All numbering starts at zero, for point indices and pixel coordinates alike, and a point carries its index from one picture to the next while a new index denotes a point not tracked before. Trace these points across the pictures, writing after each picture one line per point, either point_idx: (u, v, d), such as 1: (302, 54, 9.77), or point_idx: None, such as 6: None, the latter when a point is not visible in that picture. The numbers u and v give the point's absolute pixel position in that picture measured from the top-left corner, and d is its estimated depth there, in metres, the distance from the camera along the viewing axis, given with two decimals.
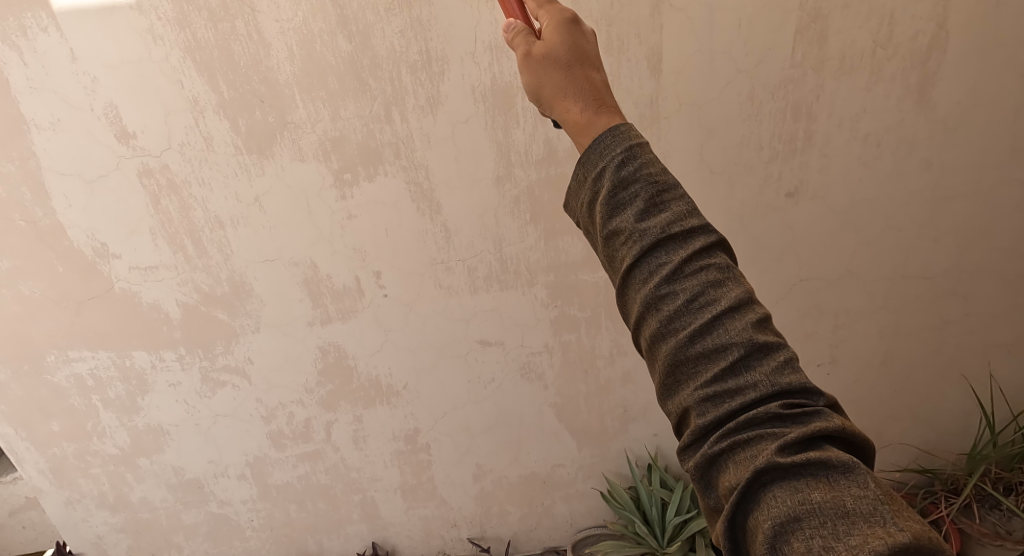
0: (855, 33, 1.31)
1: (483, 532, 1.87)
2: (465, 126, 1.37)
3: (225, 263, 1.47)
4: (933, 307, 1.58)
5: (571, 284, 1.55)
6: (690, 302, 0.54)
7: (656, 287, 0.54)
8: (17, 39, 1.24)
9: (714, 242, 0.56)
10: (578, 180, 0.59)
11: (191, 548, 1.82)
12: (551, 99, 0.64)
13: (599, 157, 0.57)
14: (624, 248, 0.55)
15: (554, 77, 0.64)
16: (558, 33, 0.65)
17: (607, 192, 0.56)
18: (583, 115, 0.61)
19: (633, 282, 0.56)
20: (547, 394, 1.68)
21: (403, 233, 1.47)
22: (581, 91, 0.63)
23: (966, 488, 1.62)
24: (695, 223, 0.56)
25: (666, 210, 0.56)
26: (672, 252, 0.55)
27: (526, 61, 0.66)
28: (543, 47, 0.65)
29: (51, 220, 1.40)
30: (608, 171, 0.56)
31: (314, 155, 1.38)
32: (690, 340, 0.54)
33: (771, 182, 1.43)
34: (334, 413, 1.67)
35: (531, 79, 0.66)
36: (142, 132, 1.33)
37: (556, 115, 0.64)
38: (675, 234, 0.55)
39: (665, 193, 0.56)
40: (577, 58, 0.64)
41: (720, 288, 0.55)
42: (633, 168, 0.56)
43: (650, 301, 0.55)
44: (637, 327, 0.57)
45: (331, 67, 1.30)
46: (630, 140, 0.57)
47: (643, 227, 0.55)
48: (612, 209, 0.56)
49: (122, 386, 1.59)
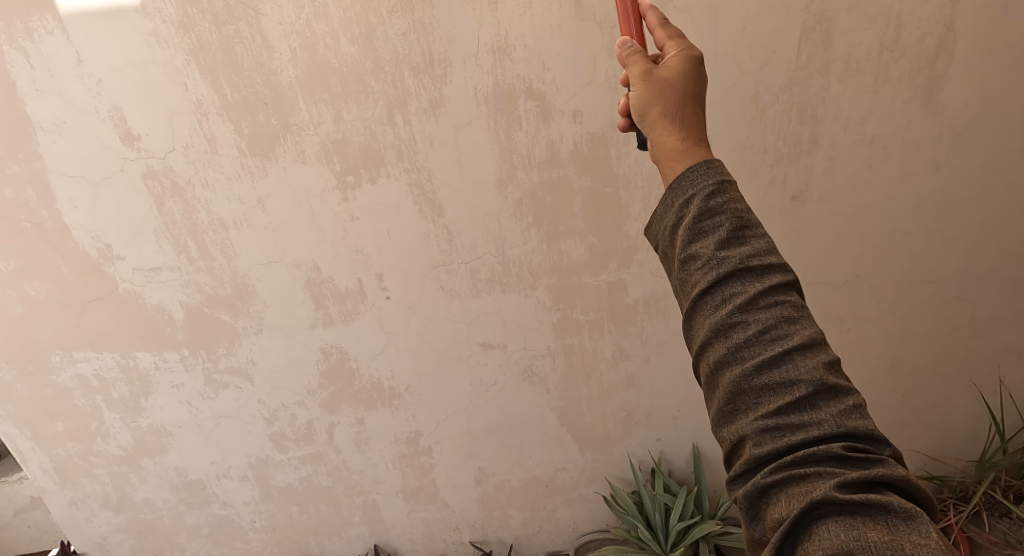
0: (862, 35, 1.30)
1: (485, 536, 1.86)
2: (468, 128, 1.37)
3: (228, 265, 1.47)
4: (940, 312, 1.57)
5: (573, 287, 1.55)
6: (762, 334, 0.53)
7: (729, 316, 0.53)
8: (23, 42, 1.25)
9: (791, 280, 0.55)
10: (663, 204, 0.58)
11: (193, 549, 1.82)
12: (655, 118, 0.62)
13: (689, 184, 0.56)
14: (700, 273, 0.54)
15: (667, 100, 0.62)
16: (686, 62, 0.63)
17: (692, 219, 0.55)
18: (682, 143, 0.60)
19: (703, 309, 0.55)
20: (550, 398, 1.67)
21: (405, 236, 1.47)
22: (688, 124, 0.61)
23: (976, 496, 1.60)
24: (774, 259, 0.55)
25: (747, 243, 0.55)
26: (747, 284, 0.54)
27: (643, 77, 0.64)
28: (665, 71, 0.63)
29: (56, 222, 1.41)
30: (696, 198, 0.55)
31: (317, 157, 1.38)
32: (759, 372, 0.53)
33: (776, 185, 1.42)
34: (336, 416, 1.67)
35: (642, 95, 0.63)
36: (146, 134, 1.34)
37: (652, 135, 0.62)
38: (754, 267, 0.54)
39: (748, 227, 0.55)
40: (698, 94, 0.62)
41: (793, 325, 0.54)
42: (722, 200, 0.55)
43: (721, 328, 0.54)
44: (701, 352, 0.56)
45: (333, 69, 1.30)
46: (722, 173, 0.55)
47: (722, 255, 0.54)
48: (693, 234, 0.55)
49: (126, 387, 1.59)
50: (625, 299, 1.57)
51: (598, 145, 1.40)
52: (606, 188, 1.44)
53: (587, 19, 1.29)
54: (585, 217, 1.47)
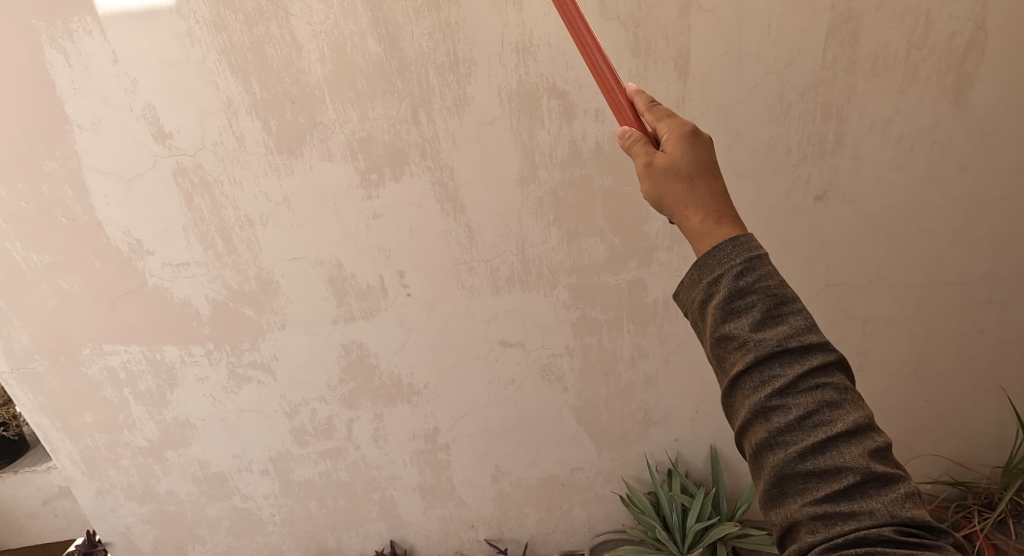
0: (890, 33, 1.30)
1: (500, 534, 1.87)
2: (490, 127, 1.39)
3: (254, 261, 1.51)
4: (967, 314, 1.56)
5: (593, 285, 1.56)
6: (803, 417, 0.59)
7: (769, 398, 0.60)
8: (63, 42, 1.29)
9: (832, 361, 0.61)
10: (691, 278, 0.63)
11: (214, 541, 1.86)
12: (672, 206, 0.69)
13: (717, 263, 0.62)
14: (738, 354, 0.61)
15: (674, 187, 0.69)
16: (680, 144, 0.70)
17: (722, 299, 0.60)
18: (703, 225, 0.66)
19: (742, 388, 0.61)
20: (567, 397, 1.69)
21: (427, 234, 1.49)
22: (703, 203, 0.67)
23: (1002, 503, 1.58)
24: (812, 341, 0.60)
25: (784, 322, 0.60)
26: (786, 366, 0.60)
27: (646, 168, 0.71)
28: (664, 157, 0.70)
29: (90, 217, 1.45)
30: (726, 278, 0.61)
31: (342, 155, 1.41)
32: (802, 456, 0.59)
33: (799, 185, 1.42)
34: (356, 412, 1.70)
35: (652, 187, 0.70)
36: (177, 132, 1.37)
37: (677, 222, 0.69)
38: (792, 349, 0.60)
39: (782, 307, 0.61)
40: (700, 168, 0.68)
41: (836, 410, 0.60)
42: (752, 279, 0.60)
43: (761, 409, 0.60)
44: (744, 431, 0.63)
45: (360, 69, 1.33)
46: (750, 251, 0.61)
47: (758, 337, 0.60)
48: (727, 315, 0.61)
49: (153, 380, 1.63)
50: (644, 299, 1.58)
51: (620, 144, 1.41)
52: (627, 187, 1.46)
53: (611, 18, 1.27)
54: (606, 216, 1.48)
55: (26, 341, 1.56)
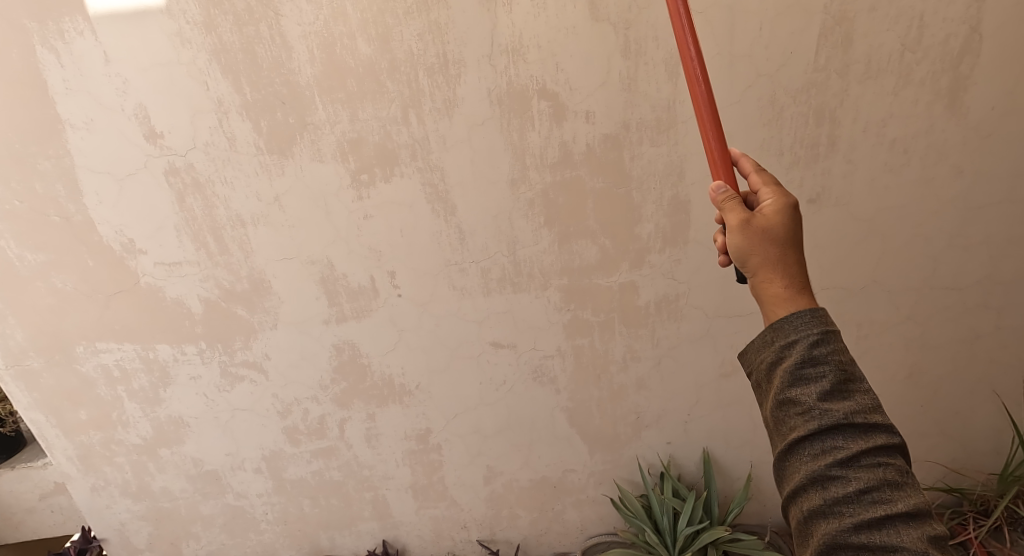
0: (883, 36, 1.28)
1: (492, 535, 1.88)
2: (481, 128, 1.39)
3: (246, 261, 1.51)
4: (963, 319, 1.54)
5: (585, 287, 1.55)
6: (861, 491, 0.66)
7: (829, 468, 0.66)
8: (55, 42, 1.30)
9: (893, 444, 0.68)
10: (764, 339, 0.72)
11: (208, 538, 1.87)
12: (757, 266, 0.76)
13: (793, 329, 0.69)
14: (801, 420, 0.67)
15: (766, 251, 0.75)
16: (780, 213, 0.76)
17: (794, 365, 0.68)
18: (785, 291, 0.73)
19: (801, 453, 0.68)
20: (559, 399, 1.68)
21: (418, 235, 1.49)
22: (788, 274, 0.74)
23: (998, 510, 1.56)
24: (877, 420, 0.67)
25: (851, 397, 0.68)
26: (849, 440, 0.67)
27: (743, 225, 0.76)
28: (762, 221, 0.76)
29: (83, 216, 1.45)
30: (800, 345, 0.68)
31: (332, 155, 1.41)
32: (857, 530, 0.65)
33: (792, 188, 1.40)
34: (348, 411, 1.70)
35: (744, 243, 0.76)
36: (169, 132, 1.38)
37: (757, 281, 0.76)
38: (857, 425, 0.67)
39: (850, 384, 0.68)
40: (792, 241, 0.75)
41: (894, 491, 0.66)
42: (825, 351, 0.68)
43: (820, 476, 0.66)
44: (797, 497, 0.69)
45: (350, 70, 1.33)
46: (827, 323, 0.68)
47: (824, 407, 0.67)
48: (796, 380, 0.68)
49: (146, 378, 1.64)
50: (637, 301, 1.57)
51: (611, 146, 1.40)
52: (618, 189, 1.45)
53: (601, 20, 1.30)
54: (597, 218, 1.47)
55: (21, 339, 1.57)
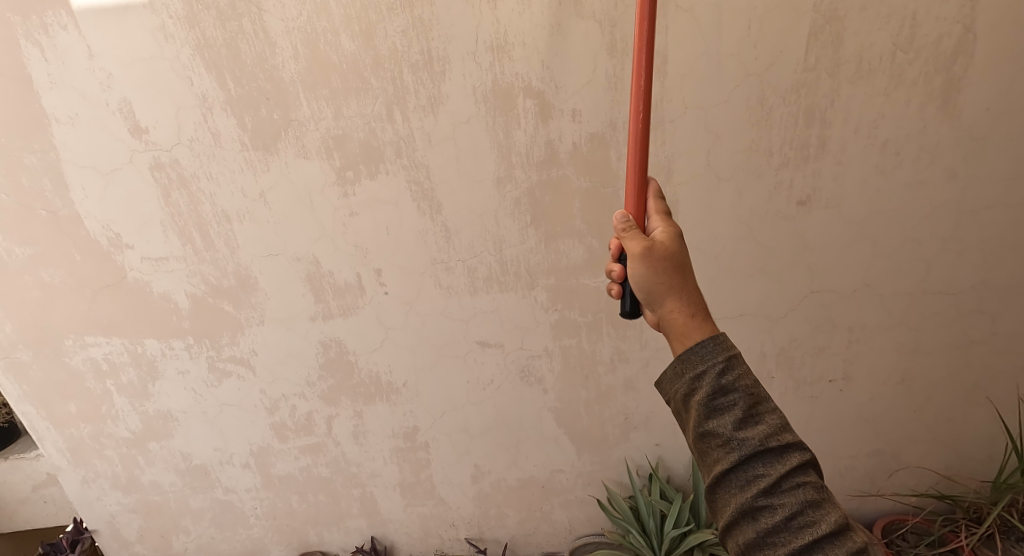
0: (874, 35, 1.26)
1: (481, 533, 1.88)
2: (466, 126, 1.37)
3: (231, 256, 1.51)
4: (956, 325, 1.51)
5: (572, 287, 1.54)
6: (787, 515, 0.79)
7: (756, 496, 0.80)
8: (39, 36, 1.30)
9: (806, 461, 0.82)
10: (677, 374, 0.85)
11: (197, 532, 1.88)
12: (663, 294, 0.92)
13: (702, 362, 0.84)
14: (723, 451, 0.81)
15: (668, 280, 0.92)
16: (674, 245, 0.95)
17: (709, 397, 0.82)
18: (689, 318, 0.89)
19: (731, 486, 0.81)
20: (546, 399, 1.68)
21: (404, 233, 1.48)
22: (689, 300, 0.91)
23: (989, 519, 1.52)
24: (788, 440, 0.82)
25: (762, 421, 0.82)
26: (767, 466, 0.81)
27: (648, 255, 0.94)
28: (661, 250, 0.94)
29: (70, 211, 1.45)
30: (711, 379, 0.83)
31: (317, 152, 1.40)
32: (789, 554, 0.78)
33: (782, 189, 1.38)
34: (335, 408, 1.70)
35: (651, 272, 0.93)
36: (154, 127, 1.37)
37: (665, 309, 0.92)
38: (772, 449, 0.81)
39: (759, 409, 0.83)
40: (685, 268, 0.94)
41: (815, 507, 0.80)
42: (732, 380, 0.83)
43: (750, 505, 0.80)
44: (733, 528, 0.82)
45: (333, 66, 1.32)
46: (728, 352, 0.84)
47: (741, 436, 0.81)
48: (712, 413, 0.82)
49: (134, 371, 1.64)
50: None
51: (598, 145, 1.39)
52: (606, 189, 1.43)
53: (587, 18, 1.28)
54: (584, 218, 1.46)
55: (10, 332, 1.58)
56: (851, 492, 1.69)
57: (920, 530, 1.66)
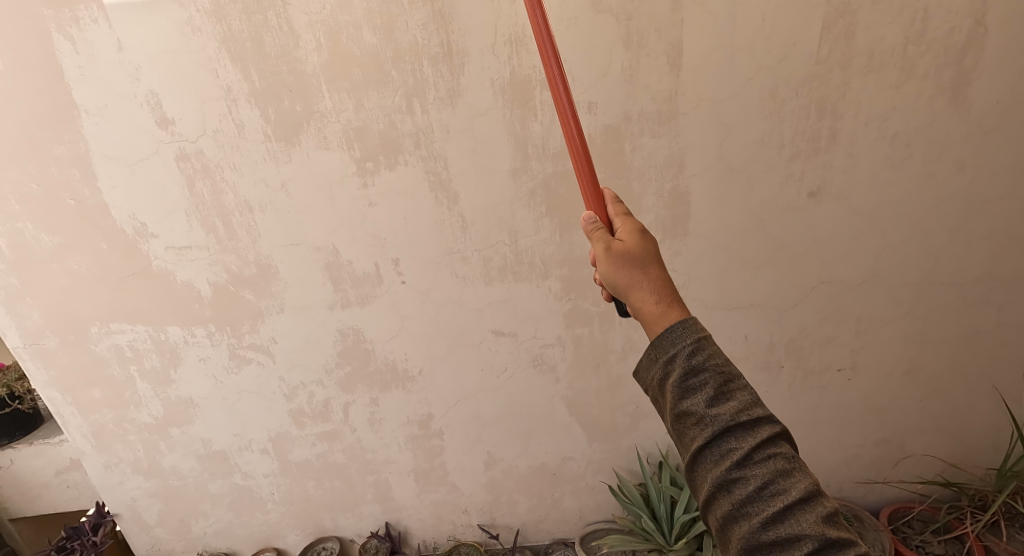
0: (885, 29, 1.29)
1: (492, 520, 1.91)
2: (483, 118, 1.41)
3: (253, 246, 1.55)
4: (964, 315, 1.53)
5: (584, 278, 1.57)
6: (760, 486, 0.81)
7: (730, 470, 0.82)
8: (70, 29, 1.34)
9: (777, 433, 0.83)
10: (651, 359, 0.87)
11: (216, 517, 1.92)
12: (627, 288, 0.93)
13: (672, 344, 0.86)
14: (697, 428, 0.83)
15: (630, 273, 0.93)
16: (632, 237, 0.95)
17: (680, 377, 0.84)
18: (657, 307, 0.90)
19: (707, 462, 0.83)
20: (558, 387, 1.71)
21: (421, 223, 1.52)
22: (654, 289, 0.91)
23: (994, 505, 1.55)
24: (759, 414, 0.83)
25: (733, 397, 0.84)
26: (740, 439, 0.82)
27: (607, 254, 0.95)
28: (620, 245, 0.95)
29: (97, 200, 1.49)
30: (682, 359, 0.85)
31: (338, 143, 1.44)
32: (763, 524, 0.80)
33: (792, 181, 1.40)
34: (352, 395, 1.74)
35: (614, 268, 0.94)
36: (180, 118, 1.41)
37: (633, 301, 0.92)
38: (744, 423, 0.82)
39: (730, 385, 0.84)
40: (645, 257, 0.94)
41: (787, 477, 0.81)
42: (702, 359, 0.84)
43: (724, 479, 0.82)
44: (711, 504, 0.84)
45: (355, 59, 1.36)
46: (697, 333, 0.85)
47: (713, 412, 0.83)
48: (686, 392, 0.84)
49: (157, 358, 1.68)
50: None
51: (612, 137, 1.37)
52: (619, 180, 1.41)
53: (603, 11, 1.28)
54: None
55: (37, 318, 1.62)
56: (857, 480, 1.72)
57: (926, 518, 1.70)
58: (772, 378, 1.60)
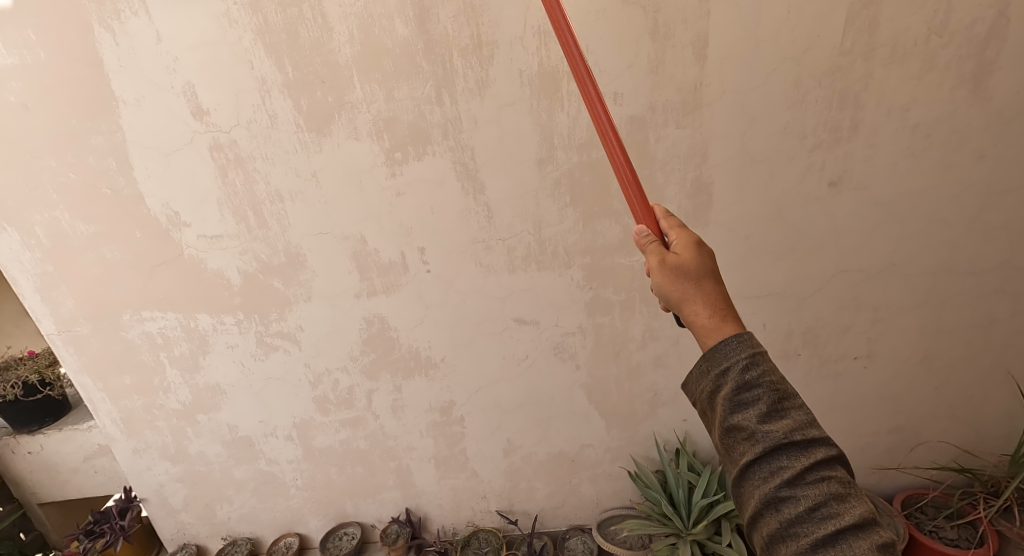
0: (908, 20, 1.32)
1: (511, 506, 1.95)
2: (511, 109, 1.44)
3: (282, 235, 1.58)
4: (981, 303, 1.56)
5: (606, 266, 1.61)
6: (811, 506, 0.86)
7: (780, 488, 0.87)
8: (112, 22, 1.38)
9: (829, 455, 0.89)
10: (703, 372, 0.93)
11: (240, 502, 1.96)
12: (680, 300, 0.97)
13: (726, 358, 0.91)
14: (749, 444, 0.89)
15: (684, 285, 0.97)
16: (688, 251, 0.99)
17: (734, 392, 0.90)
18: (709, 321, 0.95)
19: (756, 479, 0.89)
20: (578, 375, 1.75)
21: (447, 213, 1.55)
22: (707, 302, 0.96)
23: (1007, 490, 1.58)
24: (813, 435, 0.89)
25: (787, 416, 0.89)
26: (792, 459, 0.88)
27: (661, 266, 0.99)
28: (675, 258, 0.98)
29: (132, 190, 1.53)
30: (736, 375, 0.90)
31: (368, 134, 1.47)
32: (813, 544, 0.85)
33: (814, 171, 1.44)
34: (376, 382, 1.78)
35: (667, 280, 0.98)
36: (215, 109, 1.45)
37: (686, 313, 0.97)
38: (798, 443, 0.88)
39: (784, 404, 0.90)
40: (699, 270, 0.97)
41: (837, 499, 0.87)
42: (756, 376, 0.90)
43: (774, 496, 0.87)
44: (759, 520, 0.89)
45: (387, 50, 1.40)
46: (753, 349, 0.91)
47: (766, 430, 0.88)
48: (738, 407, 0.90)
49: (187, 345, 1.72)
50: None
51: (637, 127, 1.41)
52: (643, 170, 1.44)
53: (631, 3, 1.32)
54: (621, 198, 1.53)
55: (71, 306, 1.66)
56: (871, 467, 1.76)
57: (939, 504, 1.73)
58: (789, 365, 1.63)
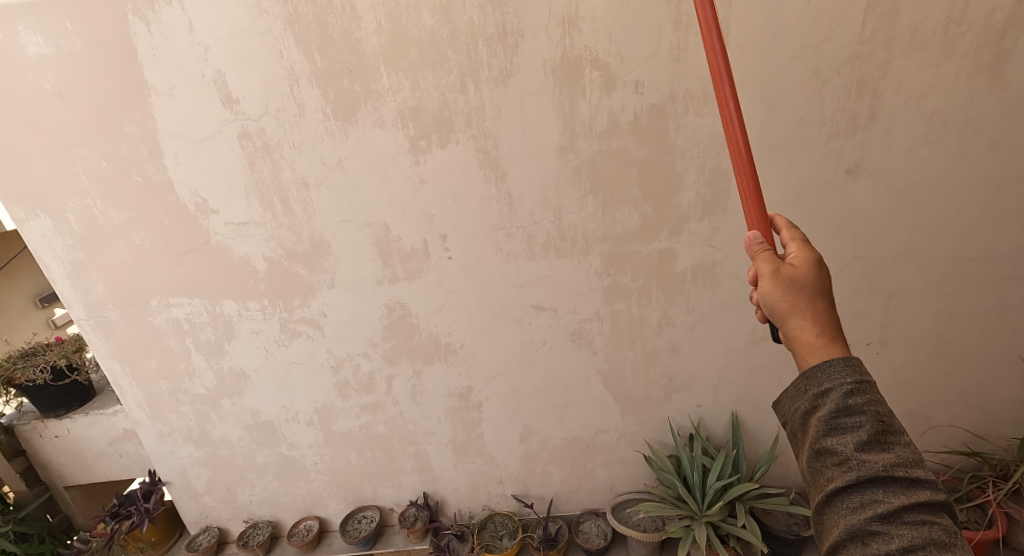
0: (928, 9, 1.35)
1: (526, 490, 1.98)
2: (534, 97, 1.47)
3: (307, 222, 1.62)
4: (994, 289, 1.59)
5: (624, 254, 1.64)
6: (903, 545, 0.84)
7: (871, 520, 0.85)
8: (146, 12, 1.42)
9: (932, 500, 0.86)
10: (799, 389, 0.92)
11: (261, 486, 1.99)
12: (787, 312, 0.95)
13: (827, 379, 0.90)
14: (840, 469, 0.87)
15: (796, 297, 0.95)
16: (806, 265, 0.97)
17: (830, 414, 0.89)
18: (816, 338, 0.93)
19: (843, 506, 0.87)
20: (595, 361, 1.78)
21: (469, 200, 1.58)
22: (817, 320, 0.94)
23: (1016, 474, 1.60)
24: (917, 475, 0.86)
25: (890, 450, 0.87)
26: (889, 494, 0.86)
27: (774, 274, 0.97)
28: (791, 269, 0.96)
29: (162, 177, 1.56)
30: (838, 397, 0.89)
31: (393, 122, 1.50)
32: None
33: (831, 158, 1.47)
34: (396, 368, 1.81)
35: (778, 288, 0.96)
36: (244, 98, 1.48)
37: (790, 325, 0.95)
38: (898, 478, 0.86)
39: (890, 438, 0.88)
40: (814, 288, 0.96)
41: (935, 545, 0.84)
42: (859, 402, 0.88)
43: (862, 528, 0.85)
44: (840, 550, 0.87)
45: (413, 40, 1.43)
46: (859, 375, 0.89)
47: (862, 458, 0.87)
48: (834, 430, 0.89)
49: (212, 331, 1.76)
50: (674, 268, 1.66)
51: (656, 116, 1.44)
52: None
53: None
54: (640, 186, 1.56)
55: (101, 291, 1.70)
56: None
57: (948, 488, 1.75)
58: None
